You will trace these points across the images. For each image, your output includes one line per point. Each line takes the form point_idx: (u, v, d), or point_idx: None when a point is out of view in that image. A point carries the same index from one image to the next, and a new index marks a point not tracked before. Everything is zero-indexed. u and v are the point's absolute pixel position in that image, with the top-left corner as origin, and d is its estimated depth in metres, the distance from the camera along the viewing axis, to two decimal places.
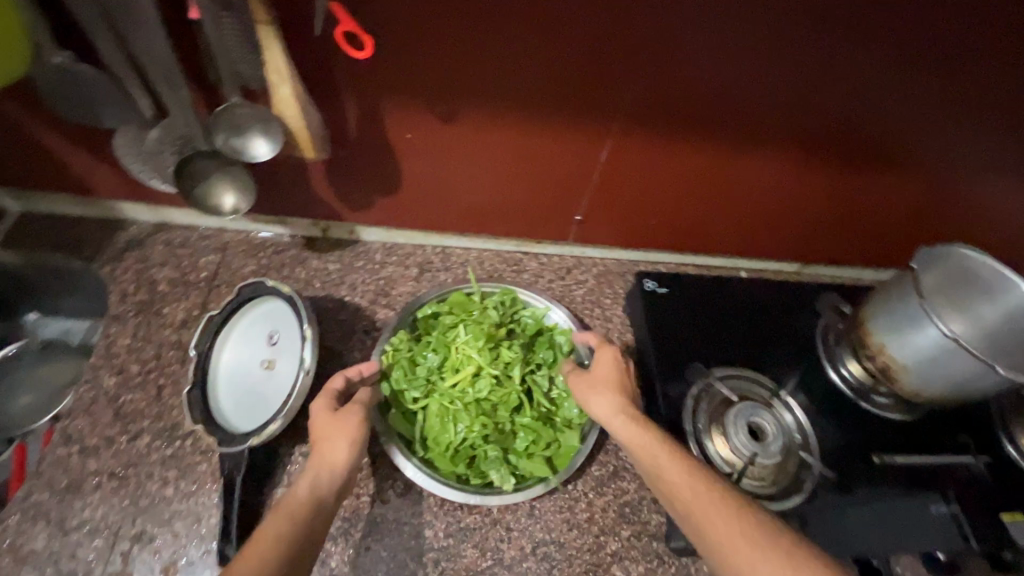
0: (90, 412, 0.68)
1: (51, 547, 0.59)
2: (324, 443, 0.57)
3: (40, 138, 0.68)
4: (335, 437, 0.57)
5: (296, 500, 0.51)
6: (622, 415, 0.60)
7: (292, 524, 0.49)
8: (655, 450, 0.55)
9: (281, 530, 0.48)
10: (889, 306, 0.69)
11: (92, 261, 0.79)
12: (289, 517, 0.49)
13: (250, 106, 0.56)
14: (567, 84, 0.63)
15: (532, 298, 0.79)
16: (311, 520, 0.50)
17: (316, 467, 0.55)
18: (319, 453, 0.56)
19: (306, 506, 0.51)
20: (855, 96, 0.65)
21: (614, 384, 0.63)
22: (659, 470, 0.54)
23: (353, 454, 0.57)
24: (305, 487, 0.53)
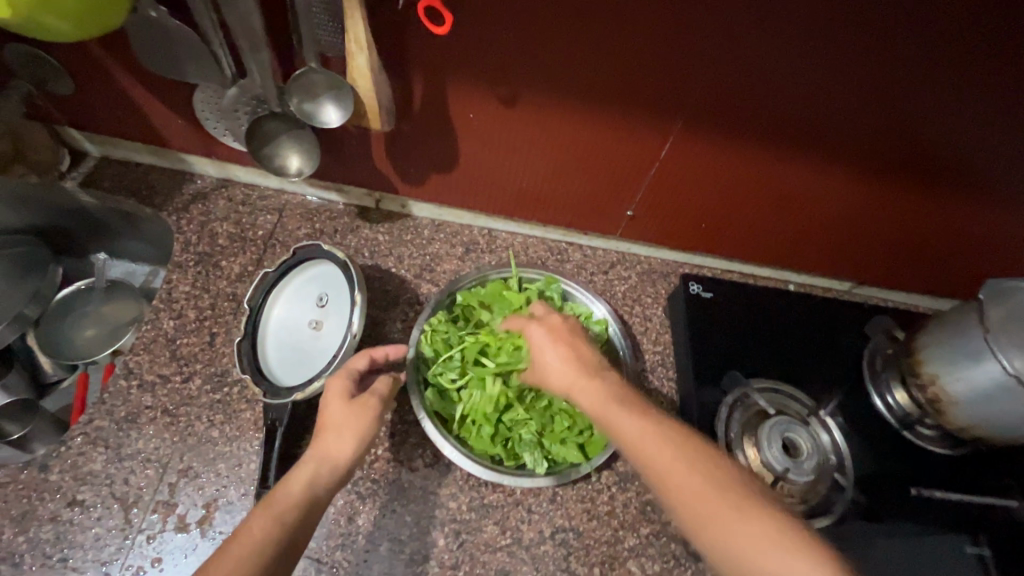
0: (150, 350, 0.72)
1: (106, 471, 0.63)
2: (329, 434, 0.57)
3: (124, 87, 0.71)
4: (340, 433, 0.57)
5: (289, 497, 0.51)
6: (577, 383, 0.57)
7: (278, 523, 0.49)
8: (608, 412, 0.53)
9: (270, 528, 0.49)
10: (945, 338, 0.67)
11: (161, 209, 0.84)
12: (278, 514, 0.50)
13: (323, 72, 0.58)
14: (634, 77, 0.62)
15: (572, 289, 0.81)
16: (301, 523, 0.50)
17: (316, 461, 0.55)
18: (322, 445, 0.56)
19: (298, 507, 0.51)
20: (937, 113, 0.62)
21: (556, 349, 0.60)
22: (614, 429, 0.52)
23: (356, 452, 0.57)
24: (302, 480, 0.53)
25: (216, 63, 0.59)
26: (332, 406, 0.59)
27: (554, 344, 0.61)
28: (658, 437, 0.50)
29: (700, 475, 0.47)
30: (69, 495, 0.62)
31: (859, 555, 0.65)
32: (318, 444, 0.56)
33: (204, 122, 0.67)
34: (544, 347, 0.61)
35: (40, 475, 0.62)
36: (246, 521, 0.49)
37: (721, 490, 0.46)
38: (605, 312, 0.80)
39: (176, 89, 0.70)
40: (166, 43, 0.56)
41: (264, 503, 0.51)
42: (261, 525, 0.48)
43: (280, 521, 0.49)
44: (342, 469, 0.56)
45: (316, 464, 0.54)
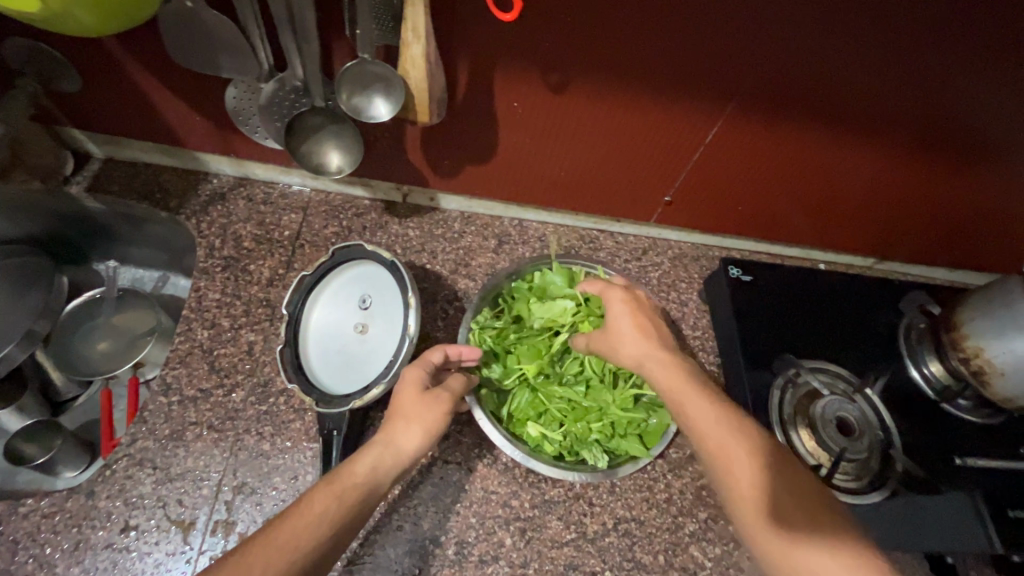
0: (187, 363, 0.68)
1: (157, 493, 0.60)
2: (398, 422, 0.56)
3: (139, 83, 0.66)
4: (409, 418, 0.57)
5: (352, 480, 0.51)
6: (653, 358, 0.58)
7: (339, 502, 0.49)
8: (681, 395, 0.55)
9: (329, 508, 0.49)
10: (989, 310, 0.68)
11: (178, 212, 0.79)
12: (340, 492, 0.50)
13: (378, 64, 0.54)
14: (689, 63, 0.61)
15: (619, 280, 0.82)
16: (359, 509, 0.50)
17: (383, 445, 0.54)
18: (392, 431, 0.56)
19: (360, 490, 0.51)
20: (988, 96, 0.62)
21: (638, 329, 0.60)
22: (684, 409, 0.54)
23: (423, 446, 0.56)
24: (365, 463, 0.53)
25: (255, 56, 0.55)
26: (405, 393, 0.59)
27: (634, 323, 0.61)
28: (731, 423, 0.53)
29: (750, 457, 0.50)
30: (122, 521, 0.59)
31: (907, 526, 0.68)
32: (387, 429, 0.55)
33: (242, 122, 0.63)
34: (622, 320, 0.62)
35: (88, 503, 0.59)
36: (309, 495, 0.50)
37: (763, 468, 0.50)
38: None
39: (198, 85, 0.65)
40: (203, 34, 0.52)
41: (330, 478, 0.51)
42: (323, 500, 0.49)
43: (340, 499, 0.50)
44: (406, 458, 0.55)
45: (383, 447, 0.54)
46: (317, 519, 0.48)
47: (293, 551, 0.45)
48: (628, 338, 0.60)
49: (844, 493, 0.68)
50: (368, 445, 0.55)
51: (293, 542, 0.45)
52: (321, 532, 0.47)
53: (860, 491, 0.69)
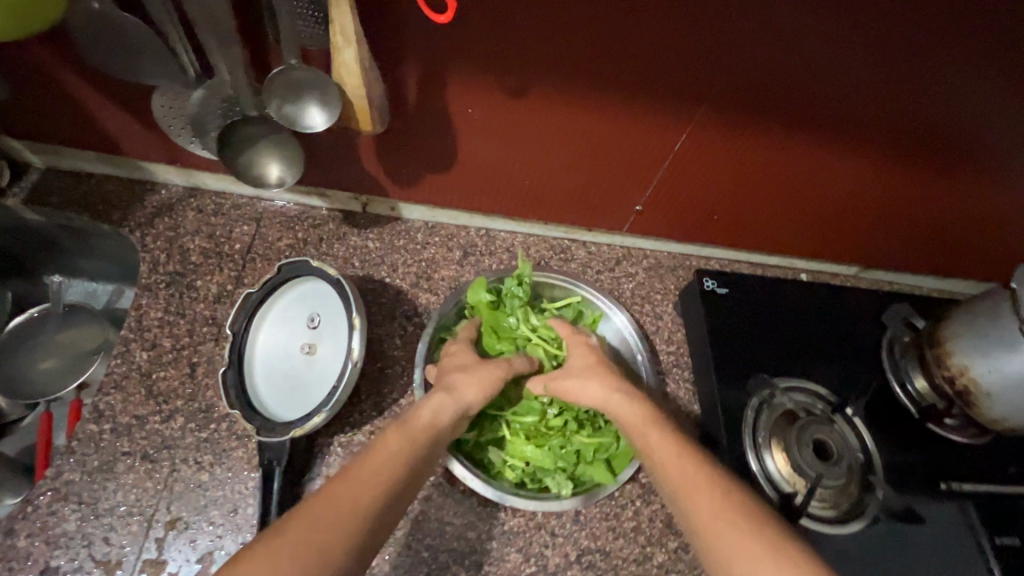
0: (122, 388, 0.64)
1: (82, 531, 0.57)
2: (457, 374, 0.60)
3: (68, 91, 0.62)
4: (464, 373, 0.60)
5: (419, 424, 0.53)
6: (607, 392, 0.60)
7: (411, 444, 0.51)
8: (646, 428, 0.56)
9: (400, 448, 0.50)
10: (976, 326, 0.64)
11: (121, 225, 0.75)
12: (410, 434, 0.52)
13: (305, 70, 0.51)
14: (653, 67, 0.57)
15: (597, 299, 0.79)
16: (427, 450, 0.52)
17: (445, 393, 0.57)
18: (450, 380, 0.59)
19: (427, 434, 0.53)
20: (970, 99, 0.58)
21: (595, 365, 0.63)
22: (649, 445, 0.55)
23: (479, 397, 0.59)
24: (430, 408, 0.55)
25: (178, 61, 0.51)
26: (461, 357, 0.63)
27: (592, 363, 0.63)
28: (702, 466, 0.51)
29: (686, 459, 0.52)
30: (42, 562, 0.55)
31: (889, 559, 0.64)
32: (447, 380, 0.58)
33: (172, 134, 0.59)
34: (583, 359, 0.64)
35: (6, 542, 0.55)
36: (382, 437, 0.51)
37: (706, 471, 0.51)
38: (626, 322, 0.79)
39: (128, 93, 0.61)
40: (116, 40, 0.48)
41: (399, 423, 0.53)
42: (394, 441, 0.50)
43: (411, 441, 0.51)
44: (465, 405, 0.57)
45: (444, 395, 0.56)
46: (392, 460, 0.49)
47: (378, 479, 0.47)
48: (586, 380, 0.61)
49: (822, 522, 0.64)
50: (429, 395, 0.57)
51: (375, 481, 0.47)
52: (398, 471, 0.48)
53: (839, 519, 0.65)
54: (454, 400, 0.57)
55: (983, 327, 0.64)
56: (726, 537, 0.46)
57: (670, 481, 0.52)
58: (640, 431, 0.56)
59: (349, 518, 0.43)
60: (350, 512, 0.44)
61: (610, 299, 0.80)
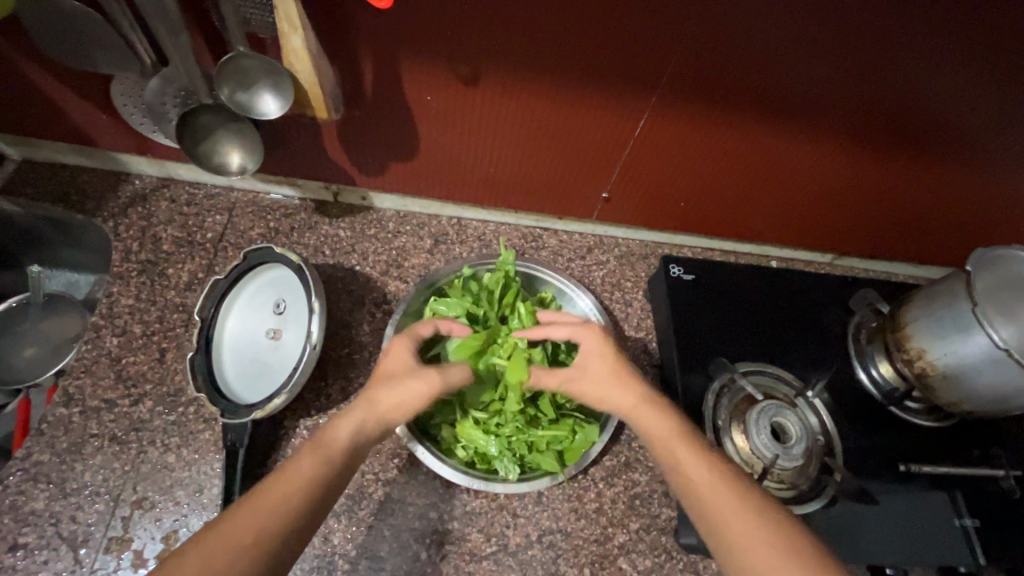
0: (92, 372, 0.66)
1: (50, 509, 0.59)
2: (381, 387, 0.55)
3: (34, 83, 0.63)
4: (391, 391, 0.55)
5: (337, 445, 0.50)
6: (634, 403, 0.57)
7: (323, 470, 0.48)
8: (676, 445, 0.53)
9: (312, 474, 0.47)
10: (933, 309, 0.65)
11: (95, 215, 0.76)
12: (324, 458, 0.48)
13: (255, 57, 0.53)
14: (604, 53, 0.57)
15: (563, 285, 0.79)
16: (343, 472, 0.49)
17: (365, 410, 0.53)
18: (373, 396, 0.54)
19: (343, 455, 0.49)
20: (924, 79, 0.58)
21: (614, 372, 0.59)
22: (678, 463, 0.52)
23: (404, 411, 0.55)
24: (349, 426, 0.52)
25: (133, 54, 0.54)
26: (391, 368, 0.57)
27: (609, 372, 0.59)
28: (731, 488, 0.49)
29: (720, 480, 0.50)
30: (11, 539, 0.57)
31: (845, 539, 0.65)
32: (369, 395, 0.54)
33: (132, 120, 0.62)
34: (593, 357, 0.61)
35: None
36: (293, 459, 0.48)
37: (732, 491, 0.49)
38: (591, 305, 0.77)
39: (92, 84, 0.62)
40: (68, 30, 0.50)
41: (313, 444, 0.49)
42: (305, 466, 0.47)
43: (326, 466, 0.48)
44: (388, 421, 0.54)
45: (365, 417, 0.52)
46: (302, 485, 0.46)
47: (282, 507, 0.44)
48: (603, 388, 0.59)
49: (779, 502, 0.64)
50: (347, 411, 0.53)
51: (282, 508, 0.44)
52: (308, 499, 0.46)
53: (796, 500, 0.65)
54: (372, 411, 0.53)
55: (941, 311, 0.64)
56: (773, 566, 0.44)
57: (705, 504, 0.49)
58: (673, 448, 0.53)
59: (244, 549, 0.41)
60: (250, 544, 0.42)
61: (574, 282, 0.79)
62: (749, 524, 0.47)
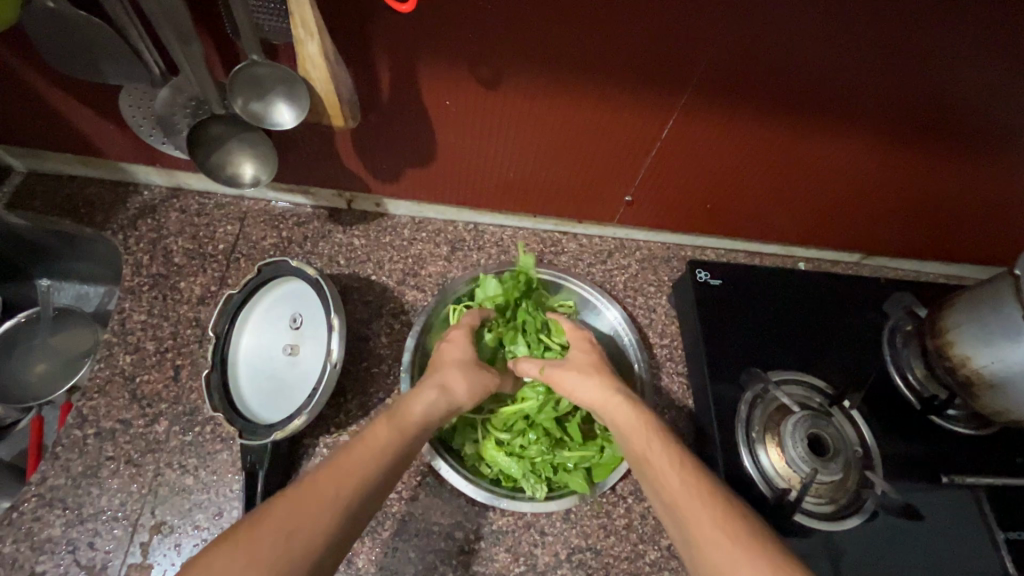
0: (106, 392, 0.64)
1: (67, 536, 0.57)
2: (452, 371, 0.59)
3: (39, 95, 0.61)
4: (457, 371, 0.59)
5: (410, 417, 0.52)
6: (601, 396, 0.58)
7: (400, 441, 0.50)
8: (646, 440, 0.53)
9: (388, 443, 0.49)
10: (979, 313, 0.62)
11: (105, 228, 0.74)
12: (399, 429, 0.51)
13: (268, 65, 0.51)
14: (632, 53, 0.54)
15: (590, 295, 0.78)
16: (413, 443, 0.51)
17: (439, 388, 0.56)
18: (445, 376, 0.58)
19: (417, 427, 0.52)
20: (967, 76, 0.55)
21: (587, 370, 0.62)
22: (648, 458, 0.51)
23: (469, 396, 0.59)
24: (423, 402, 0.54)
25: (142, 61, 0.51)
26: (457, 351, 0.61)
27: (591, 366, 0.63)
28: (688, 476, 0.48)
29: (683, 468, 0.49)
30: (27, 568, 0.55)
31: (886, 555, 0.62)
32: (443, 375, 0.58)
33: (142, 134, 0.59)
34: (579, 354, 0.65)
35: None
36: (372, 428, 0.50)
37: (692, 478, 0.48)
38: (619, 318, 0.77)
39: (98, 95, 0.60)
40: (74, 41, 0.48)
41: (389, 416, 0.52)
42: (382, 434, 0.49)
43: (400, 434, 0.50)
44: (457, 402, 0.57)
45: (442, 394, 0.56)
46: (379, 452, 0.47)
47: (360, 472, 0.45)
48: (583, 380, 0.61)
49: (817, 519, 0.62)
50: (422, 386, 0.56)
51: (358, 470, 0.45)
52: (385, 465, 0.47)
53: (835, 516, 0.63)
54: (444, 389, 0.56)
55: (988, 313, 0.61)
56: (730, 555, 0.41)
57: (672, 498, 0.48)
58: (641, 440, 0.53)
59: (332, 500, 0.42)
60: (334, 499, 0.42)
61: (602, 294, 0.78)
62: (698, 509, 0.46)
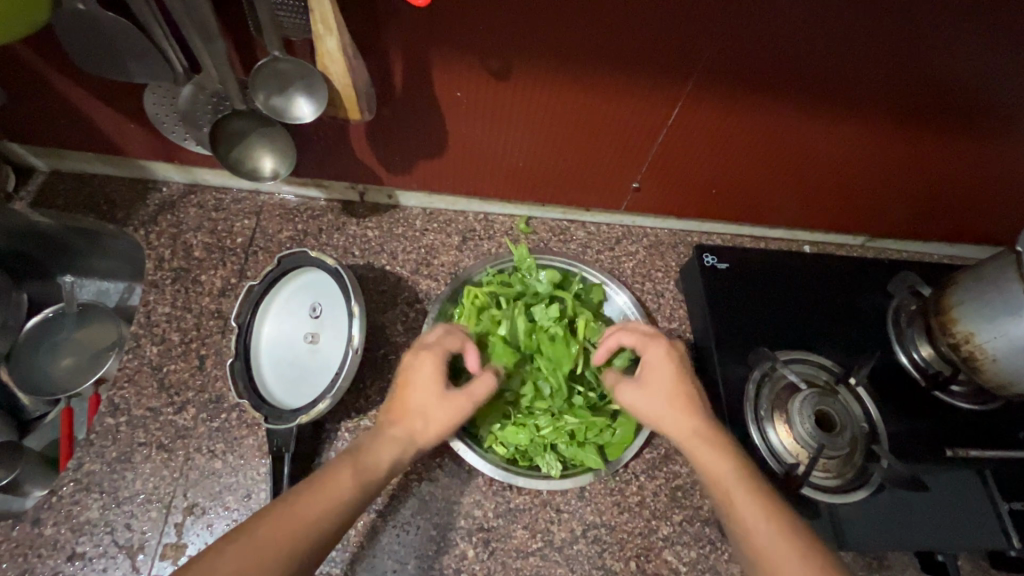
0: (135, 382, 0.66)
1: (105, 518, 0.59)
2: (418, 419, 0.58)
3: (63, 97, 0.63)
4: (430, 419, 0.58)
5: (374, 470, 0.53)
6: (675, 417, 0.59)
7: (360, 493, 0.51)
8: (725, 478, 0.53)
9: (354, 495, 0.50)
10: (982, 292, 0.63)
11: (126, 224, 0.76)
12: (364, 482, 0.52)
13: (291, 60, 0.53)
14: (638, 44, 0.56)
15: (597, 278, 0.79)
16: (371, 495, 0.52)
17: (404, 438, 0.57)
18: (411, 426, 0.58)
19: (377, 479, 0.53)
20: (967, 60, 0.56)
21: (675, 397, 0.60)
22: (710, 468, 0.54)
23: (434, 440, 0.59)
24: (388, 454, 0.55)
25: (165, 59, 0.53)
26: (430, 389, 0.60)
27: (676, 391, 0.61)
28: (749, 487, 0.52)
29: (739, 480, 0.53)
30: (69, 548, 0.58)
31: (892, 527, 0.64)
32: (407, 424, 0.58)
33: (165, 130, 0.62)
34: (661, 376, 0.62)
35: (34, 531, 0.59)
36: (330, 472, 0.51)
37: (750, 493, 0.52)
38: (628, 302, 0.78)
39: (121, 94, 0.62)
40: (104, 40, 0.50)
41: (353, 461, 0.53)
42: (347, 486, 0.50)
43: (362, 486, 0.51)
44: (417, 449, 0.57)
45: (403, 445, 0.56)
46: (345, 495, 0.50)
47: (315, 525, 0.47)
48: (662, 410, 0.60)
49: (824, 492, 0.64)
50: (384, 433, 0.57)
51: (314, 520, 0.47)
52: (345, 514, 0.49)
53: (843, 489, 0.65)
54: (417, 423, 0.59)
55: (990, 294, 0.62)
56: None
57: (733, 510, 0.52)
58: (700, 451, 0.56)
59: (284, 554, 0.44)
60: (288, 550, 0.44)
61: (611, 279, 0.79)
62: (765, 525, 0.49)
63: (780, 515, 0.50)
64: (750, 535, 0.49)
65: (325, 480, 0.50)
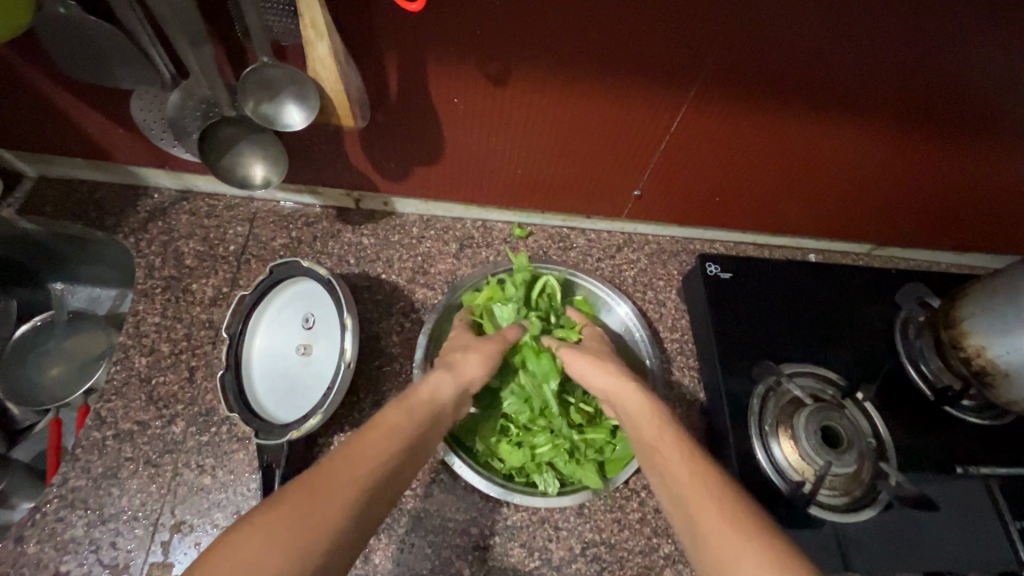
0: (123, 395, 0.65)
1: (90, 536, 0.58)
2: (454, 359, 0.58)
3: (51, 100, 0.62)
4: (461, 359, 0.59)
5: (419, 400, 0.52)
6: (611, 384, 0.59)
7: (410, 423, 0.49)
8: (659, 442, 0.51)
9: (407, 431, 0.48)
10: (993, 301, 0.62)
11: (116, 231, 0.74)
12: (409, 413, 0.50)
13: (278, 66, 0.51)
14: (640, 50, 0.54)
15: (598, 290, 0.78)
16: (426, 427, 0.51)
17: (445, 373, 0.56)
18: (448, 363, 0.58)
19: (428, 409, 0.52)
20: (979, 66, 0.55)
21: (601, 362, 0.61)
22: (653, 441, 0.52)
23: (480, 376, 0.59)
24: (429, 388, 0.54)
25: (151, 64, 0.51)
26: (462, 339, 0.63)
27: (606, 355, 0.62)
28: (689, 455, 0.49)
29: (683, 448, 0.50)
30: (52, 567, 0.57)
31: (900, 545, 0.62)
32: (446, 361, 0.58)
33: (153, 137, 0.60)
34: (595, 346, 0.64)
35: (16, 549, 0.57)
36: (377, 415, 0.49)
37: (691, 461, 0.48)
38: (631, 314, 0.77)
39: (108, 99, 0.60)
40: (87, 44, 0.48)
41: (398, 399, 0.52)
42: (394, 419, 0.49)
43: (410, 418, 0.50)
44: (465, 385, 0.57)
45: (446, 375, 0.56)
46: (395, 430, 0.48)
47: (377, 458, 0.44)
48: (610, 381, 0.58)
49: (831, 511, 0.62)
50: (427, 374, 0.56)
51: (377, 450, 0.45)
52: (402, 446, 0.47)
53: (849, 508, 0.63)
54: (454, 377, 0.56)
55: (1002, 301, 0.60)
56: (733, 543, 0.40)
57: (673, 480, 0.48)
58: (640, 422, 0.54)
59: (355, 482, 0.41)
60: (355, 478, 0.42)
61: (611, 288, 0.78)
62: (701, 490, 0.45)
63: (704, 463, 0.48)
64: (677, 489, 0.47)
65: (375, 420, 0.48)
